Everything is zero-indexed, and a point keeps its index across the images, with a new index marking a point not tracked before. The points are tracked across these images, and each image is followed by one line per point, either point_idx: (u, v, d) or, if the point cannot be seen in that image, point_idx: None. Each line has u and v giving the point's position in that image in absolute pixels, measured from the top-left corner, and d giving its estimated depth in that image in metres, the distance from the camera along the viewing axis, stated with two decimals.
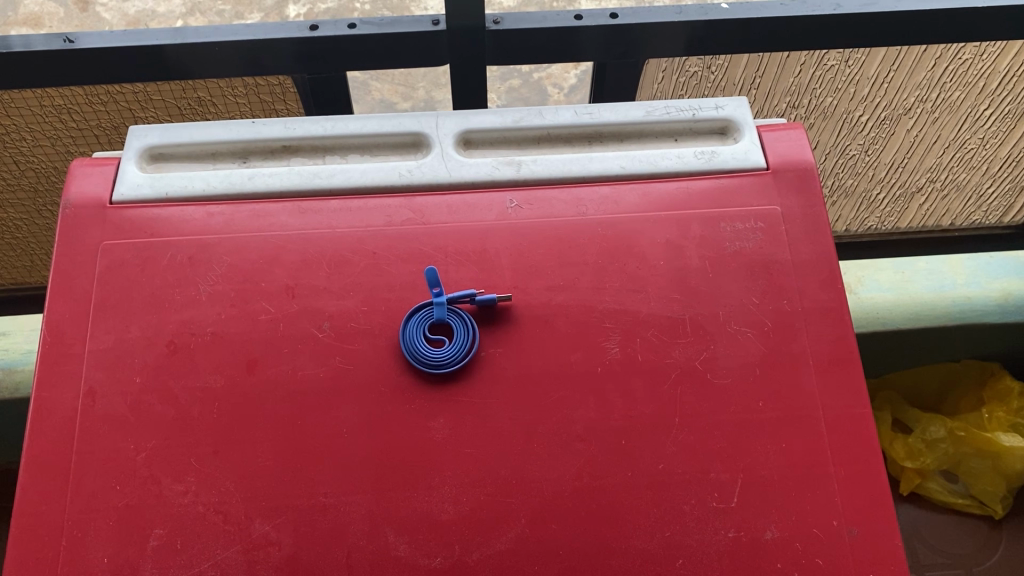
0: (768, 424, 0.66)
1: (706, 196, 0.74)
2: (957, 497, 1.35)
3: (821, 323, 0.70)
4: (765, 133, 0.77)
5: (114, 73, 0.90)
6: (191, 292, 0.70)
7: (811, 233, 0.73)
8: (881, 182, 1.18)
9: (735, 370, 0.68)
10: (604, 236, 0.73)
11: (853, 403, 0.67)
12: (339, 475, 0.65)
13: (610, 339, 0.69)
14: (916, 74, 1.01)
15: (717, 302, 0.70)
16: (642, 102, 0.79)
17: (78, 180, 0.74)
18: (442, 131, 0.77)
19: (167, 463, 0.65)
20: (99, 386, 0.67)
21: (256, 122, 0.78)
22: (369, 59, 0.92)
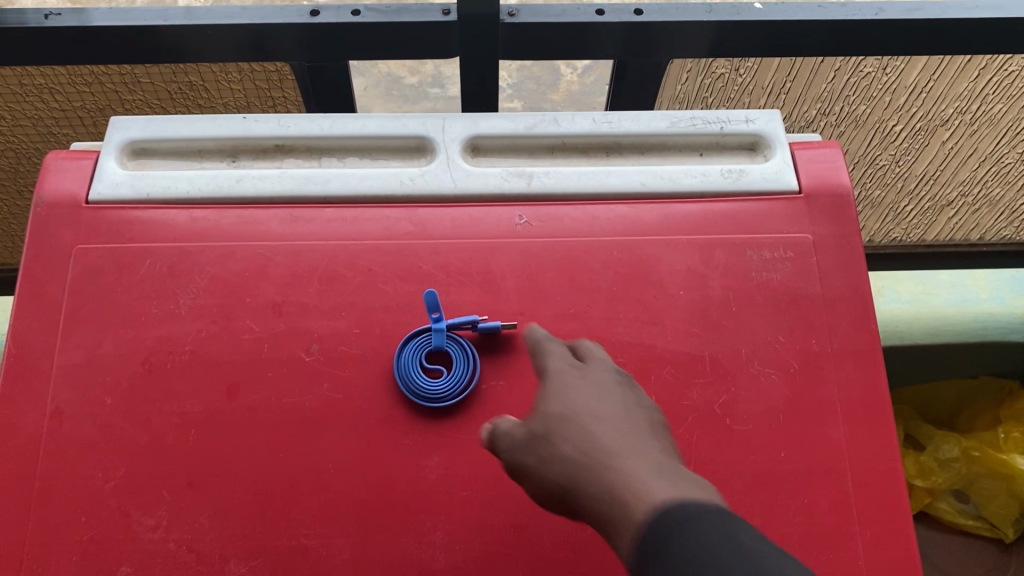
0: (790, 476, 0.61)
1: (731, 221, 0.69)
2: (967, 518, 1.30)
3: (851, 367, 0.64)
4: (798, 151, 0.71)
5: (98, 54, 0.83)
6: (170, 305, 0.65)
7: (843, 265, 0.67)
8: (910, 195, 1.12)
9: (757, 416, 0.62)
10: (619, 260, 0.67)
11: (882, 456, 0.62)
12: (323, 514, 0.60)
13: (622, 376, 0.63)
14: (957, 85, 0.94)
15: (741, 339, 0.65)
16: (665, 112, 0.73)
17: (52, 175, 0.69)
18: (448, 136, 0.72)
19: (137, 495, 0.60)
20: (66, 405, 0.62)
21: (247, 117, 0.72)
22: (374, 49, 0.85)
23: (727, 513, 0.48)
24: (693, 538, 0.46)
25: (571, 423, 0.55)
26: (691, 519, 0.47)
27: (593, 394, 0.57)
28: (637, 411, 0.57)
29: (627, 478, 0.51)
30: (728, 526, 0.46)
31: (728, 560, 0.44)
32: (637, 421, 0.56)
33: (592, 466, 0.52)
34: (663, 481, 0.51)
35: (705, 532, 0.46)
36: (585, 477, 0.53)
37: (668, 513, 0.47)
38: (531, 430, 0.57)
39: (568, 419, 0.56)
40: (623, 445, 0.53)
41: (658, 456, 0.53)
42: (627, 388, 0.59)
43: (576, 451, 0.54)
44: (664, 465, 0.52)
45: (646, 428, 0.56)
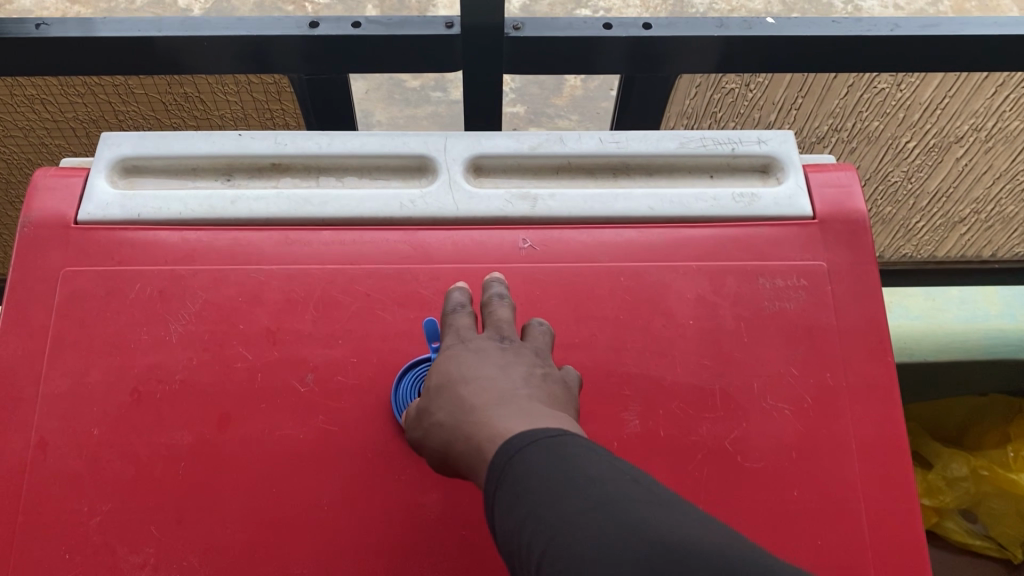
0: (802, 517, 0.59)
1: (743, 247, 0.66)
2: (975, 538, 1.27)
3: (866, 402, 0.62)
4: (812, 175, 0.69)
5: (89, 64, 0.81)
6: (160, 331, 0.62)
7: (859, 295, 0.65)
8: (921, 211, 1.10)
9: (769, 452, 0.60)
10: (626, 287, 0.65)
11: (898, 496, 0.60)
12: (317, 553, 0.57)
13: (629, 409, 0.61)
14: (973, 102, 0.91)
15: (752, 372, 0.62)
16: (674, 132, 0.71)
17: (40, 194, 0.67)
18: (450, 156, 0.69)
19: (124, 531, 0.57)
20: (52, 436, 0.60)
21: (243, 134, 0.70)
22: (375, 62, 0.83)
23: (580, 436, 0.42)
24: (533, 457, 0.40)
25: (449, 389, 0.51)
26: (532, 446, 0.41)
27: (473, 358, 0.52)
28: (525, 365, 0.51)
29: (484, 432, 0.46)
30: (575, 444, 0.41)
31: (560, 471, 0.39)
32: (524, 374, 0.50)
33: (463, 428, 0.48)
34: (521, 421, 0.45)
35: (544, 453, 0.40)
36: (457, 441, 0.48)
37: (509, 450, 0.42)
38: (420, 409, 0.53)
39: (445, 387, 0.51)
40: (485, 401, 0.48)
41: (530, 399, 0.47)
42: (528, 349, 0.53)
43: (450, 416, 0.49)
44: (528, 407, 0.46)
45: (532, 379, 0.50)
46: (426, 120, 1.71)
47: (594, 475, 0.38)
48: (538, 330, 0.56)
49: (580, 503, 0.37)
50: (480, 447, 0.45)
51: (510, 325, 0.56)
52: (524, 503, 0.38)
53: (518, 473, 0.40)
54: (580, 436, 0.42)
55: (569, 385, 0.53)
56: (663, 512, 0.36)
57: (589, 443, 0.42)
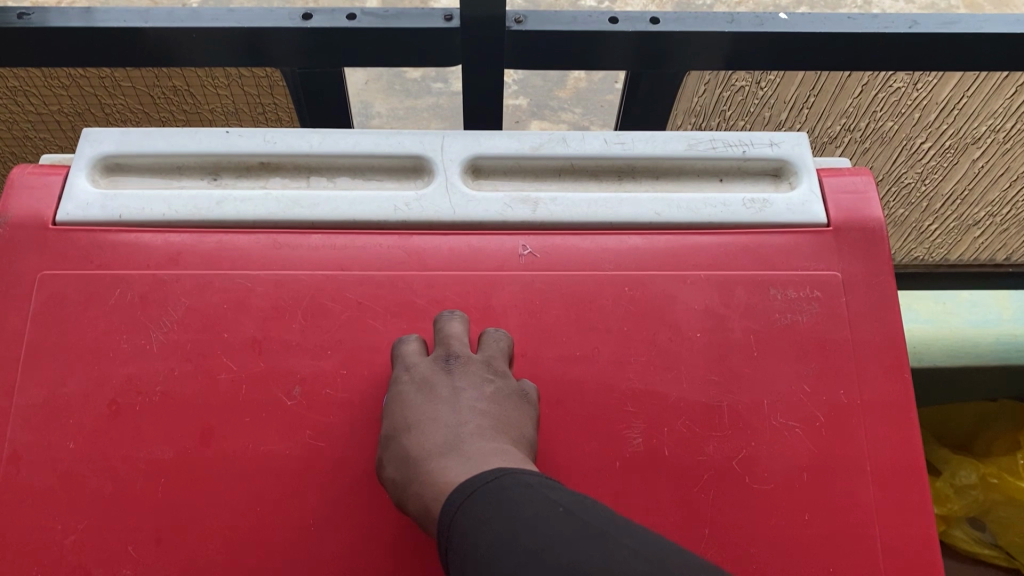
0: (815, 543, 0.56)
1: (753, 256, 0.63)
2: (983, 547, 1.25)
3: (882, 422, 0.59)
4: (827, 180, 0.66)
5: (73, 56, 0.78)
6: (141, 340, 0.59)
7: (875, 307, 0.62)
8: (935, 214, 1.07)
9: (779, 474, 0.57)
10: (631, 298, 0.62)
11: (915, 521, 0.56)
12: None
13: (633, 427, 0.58)
14: (992, 103, 0.88)
15: (763, 388, 0.59)
16: (683, 133, 0.67)
17: (16, 193, 0.63)
18: (447, 156, 0.66)
19: (100, 552, 0.54)
20: (25, 450, 0.57)
21: (231, 132, 0.66)
22: (371, 55, 0.80)
23: (516, 476, 0.44)
24: (476, 510, 0.42)
25: (393, 433, 0.52)
26: (475, 499, 0.43)
27: (414, 392, 0.53)
28: (470, 396, 0.53)
29: (424, 480, 0.48)
30: (509, 486, 0.42)
31: (497, 525, 0.40)
32: (472, 404, 0.52)
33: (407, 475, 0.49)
34: (467, 467, 0.46)
35: (485, 506, 0.42)
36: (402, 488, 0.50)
37: (449, 505, 0.44)
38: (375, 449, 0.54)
39: (391, 432, 0.52)
40: (433, 447, 0.49)
41: (471, 438, 0.49)
42: (478, 365, 0.55)
43: (396, 462, 0.51)
44: (475, 448, 0.48)
45: (478, 409, 0.52)
46: (427, 112, 1.68)
47: (526, 520, 0.40)
48: (496, 334, 0.58)
49: (517, 556, 0.39)
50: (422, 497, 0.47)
51: (461, 340, 0.57)
52: (472, 558, 0.40)
53: (465, 528, 0.42)
54: (517, 475, 0.44)
55: (525, 394, 0.55)
56: (593, 550, 0.38)
57: (527, 480, 0.44)
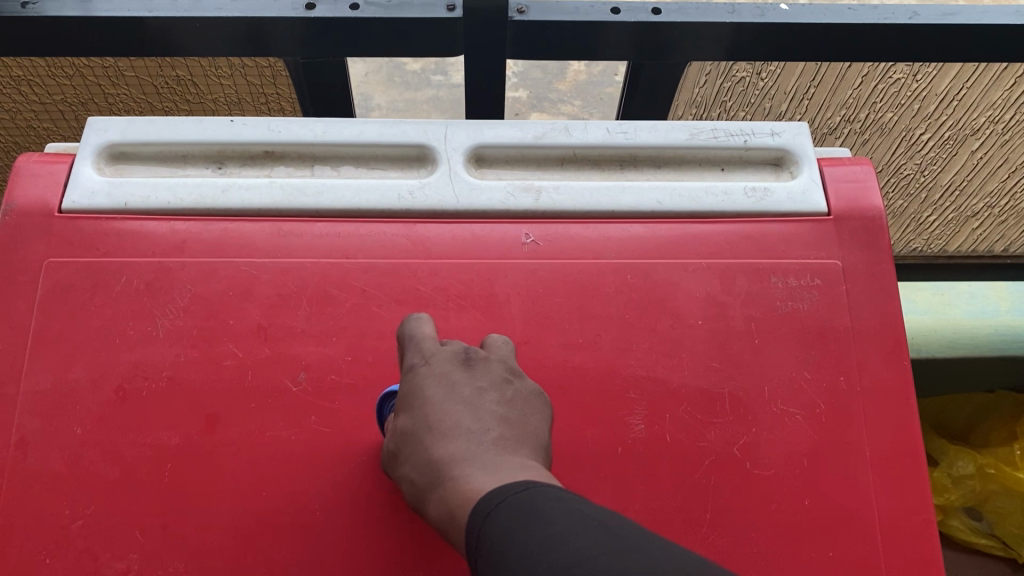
0: (815, 528, 0.56)
1: (754, 244, 0.64)
2: (979, 537, 1.26)
3: (882, 408, 0.59)
4: (827, 169, 0.66)
5: (76, 46, 0.78)
6: (147, 327, 0.60)
7: (875, 295, 0.62)
8: (933, 205, 1.07)
9: (780, 460, 0.58)
10: (633, 285, 0.62)
11: (914, 506, 0.57)
12: (308, 561, 0.55)
13: (635, 413, 0.58)
14: (991, 94, 0.88)
15: (763, 375, 0.60)
16: (685, 122, 0.68)
17: (22, 181, 0.64)
18: (450, 145, 0.66)
19: (107, 536, 0.55)
20: (33, 435, 0.57)
21: (235, 121, 0.67)
22: (373, 45, 0.80)
23: (551, 489, 0.38)
24: (505, 521, 0.37)
25: (407, 432, 0.46)
26: (504, 508, 0.38)
27: (426, 386, 0.47)
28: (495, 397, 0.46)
29: (450, 491, 0.42)
30: (542, 498, 0.37)
31: (527, 533, 0.35)
32: (496, 407, 0.45)
33: (430, 483, 0.44)
34: (493, 480, 0.41)
35: (515, 515, 0.37)
36: (424, 495, 0.44)
37: (476, 515, 0.39)
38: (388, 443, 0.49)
39: (409, 431, 0.46)
40: (459, 457, 0.43)
41: (497, 448, 0.43)
42: (497, 362, 0.48)
43: (415, 465, 0.45)
44: (505, 462, 0.42)
45: (501, 411, 0.45)
46: (426, 104, 1.68)
47: (559, 532, 0.35)
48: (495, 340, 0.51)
49: (547, 569, 0.33)
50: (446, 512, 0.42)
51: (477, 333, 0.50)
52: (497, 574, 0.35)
53: (490, 542, 0.36)
54: (549, 489, 0.38)
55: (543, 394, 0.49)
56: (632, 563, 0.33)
57: (562, 495, 0.38)
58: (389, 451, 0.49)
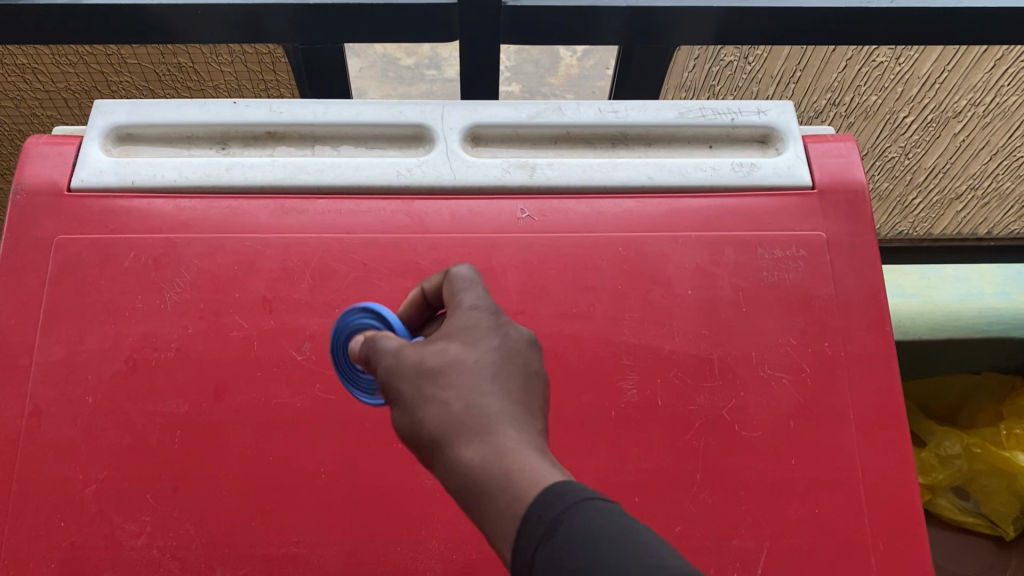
0: (801, 486, 0.58)
1: (742, 217, 0.66)
2: (967, 516, 1.26)
3: (865, 373, 0.62)
4: (812, 145, 0.69)
5: (79, 32, 0.79)
6: (155, 300, 0.62)
7: (858, 265, 0.65)
8: (918, 187, 1.10)
9: (767, 422, 0.60)
10: (625, 258, 0.64)
11: (896, 465, 0.59)
12: (313, 522, 0.57)
13: (628, 379, 0.60)
14: (972, 77, 0.91)
15: (751, 341, 0.62)
16: (674, 101, 0.70)
17: (32, 161, 0.66)
18: (447, 125, 0.69)
19: (120, 499, 0.57)
20: (46, 404, 0.59)
21: (238, 102, 0.69)
22: (370, 30, 0.82)
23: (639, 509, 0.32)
24: (596, 521, 0.30)
25: (458, 355, 0.36)
26: (588, 507, 0.31)
27: (497, 332, 0.37)
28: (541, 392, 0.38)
29: (499, 455, 0.33)
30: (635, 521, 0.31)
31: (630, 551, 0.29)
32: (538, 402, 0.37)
33: (476, 426, 0.34)
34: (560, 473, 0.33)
35: (598, 524, 0.30)
36: (454, 431, 0.34)
37: (553, 506, 0.31)
38: (403, 360, 0.37)
39: (447, 366, 0.36)
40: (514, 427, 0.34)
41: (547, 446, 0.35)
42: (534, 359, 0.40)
43: (457, 393, 0.35)
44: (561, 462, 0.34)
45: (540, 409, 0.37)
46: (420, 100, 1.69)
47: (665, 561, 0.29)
48: None
49: None
50: (502, 464, 0.33)
51: None
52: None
53: (570, 539, 0.30)
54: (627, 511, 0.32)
55: None
56: None
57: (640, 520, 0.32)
58: (397, 368, 0.37)
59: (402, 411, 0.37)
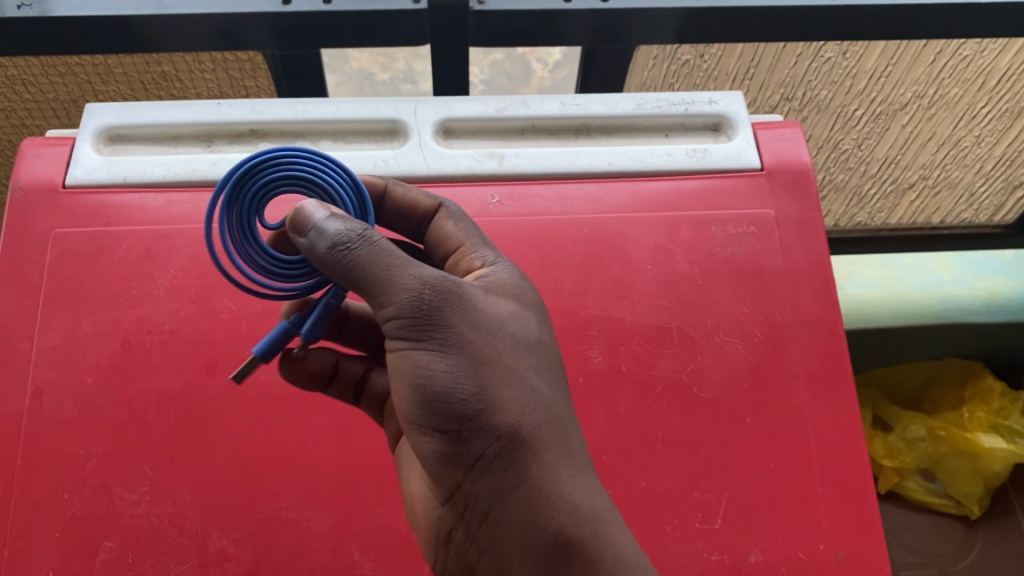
0: (755, 442, 0.63)
1: (696, 198, 0.71)
2: (934, 496, 1.21)
3: (813, 337, 0.66)
4: (761, 131, 0.73)
5: (69, 44, 0.83)
6: (148, 286, 0.66)
7: (804, 240, 0.70)
8: (872, 178, 1.15)
9: (723, 383, 0.64)
10: (589, 237, 0.69)
11: (843, 421, 0.64)
12: (302, 487, 0.61)
13: (593, 348, 0.65)
14: (914, 70, 0.97)
15: (706, 311, 0.67)
16: (632, 94, 0.75)
17: (28, 161, 0.70)
18: (420, 119, 0.73)
19: (120, 471, 0.61)
20: (47, 385, 0.63)
21: (222, 103, 0.73)
22: (344, 36, 0.86)
23: None
24: None
25: (537, 364, 0.50)
26: None
27: (548, 348, 0.52)
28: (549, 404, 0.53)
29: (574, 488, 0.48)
30: None
31: None
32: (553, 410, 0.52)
33: (554, 435, 0.49)
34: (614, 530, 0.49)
35: None
36: (540, 434, 0.48)
37: None
38: (490, 332, 0.49)
39: (526, 359, 0.49)
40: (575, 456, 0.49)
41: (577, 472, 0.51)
42: None
43: (537, 393, 0.49)
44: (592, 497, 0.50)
45: None
46: None
47: None
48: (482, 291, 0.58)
49: None
50: (601, 518, 0.48)
51: None
52: None
53: None
54: None
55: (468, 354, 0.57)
56: None
57: None
58: (481, 336, 0.48)
59: (468, 367, 0.47)
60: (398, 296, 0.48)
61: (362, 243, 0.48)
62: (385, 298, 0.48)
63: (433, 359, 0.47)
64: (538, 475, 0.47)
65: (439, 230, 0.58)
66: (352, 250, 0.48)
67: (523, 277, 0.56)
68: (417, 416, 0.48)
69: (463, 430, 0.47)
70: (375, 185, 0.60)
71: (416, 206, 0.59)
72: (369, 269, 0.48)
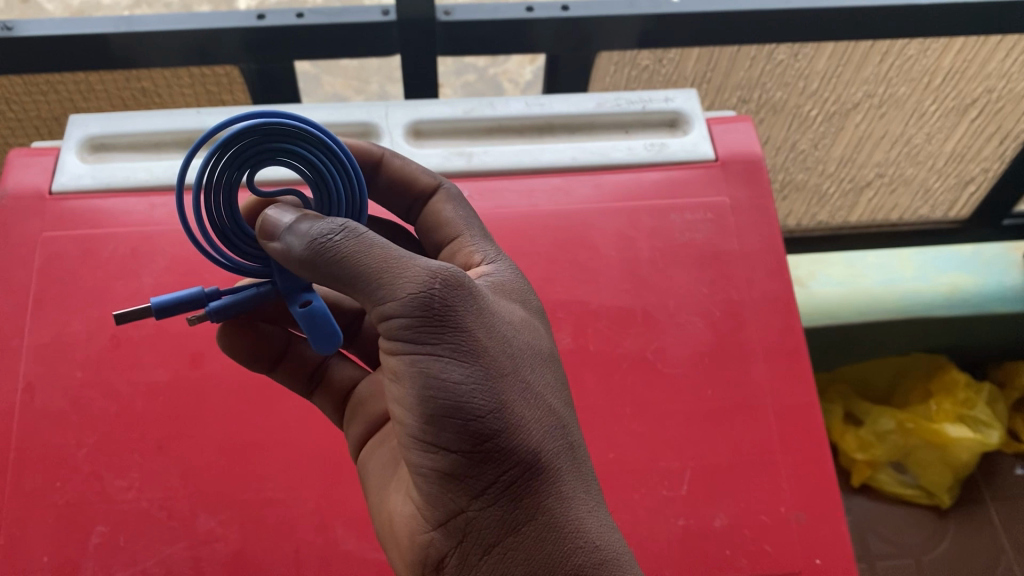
0: (718, 413, 0.66)
1: (655, 188, 0.75)
2: (906, 488, 1.24)
3: (769, 314, 0.70)
4: (715, 126, 0.78)
5: (51, 63, 0.86)
6: (135, 284, 0.69)
7: (757, 224, 0.74)
8: (830, 177, 1.20)
9: (685, 359, 0.68)
10: (555, 227, 0.73)
11: (799, 391, 0.68)
12: (287, 469, 0.64)
13: (561, 330, 0.68)
14: (863, 70, 1.02)
15: (667, 293, 0.71)
16: (592, 94, 0.79)
17: (15, 171, 0.73)
18: (391, 122, 0.77)
19: (110, 459, 0.63)
20: (37, 380, 0.65)
21: (202, 111, 0.77)
22: (317, 49, 0.90)
23: None
24: None
25: (545, 379, 0.51)
26: None
27: (554, 362, 0.53)
28: None
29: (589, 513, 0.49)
30: None
31: None
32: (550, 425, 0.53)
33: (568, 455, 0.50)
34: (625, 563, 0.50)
35: None
36: (555, 455, 0.49)
37: None
38: (506, 342, 0.49)
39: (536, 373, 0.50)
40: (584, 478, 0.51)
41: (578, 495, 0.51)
42: None
43: (549, 409, 0.50)
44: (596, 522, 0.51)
45: None
46: None
47: None
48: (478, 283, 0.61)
49: None
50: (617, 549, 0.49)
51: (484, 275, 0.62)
52: None
53: None
54: None
55: None
56: None
57: None
58: (495, 348, 0.48)
59: (485, 380, 0.47)
60: (406, 291, 0.46)
61: (358, 243, 0.47)
62: (388, 294, 0.46)
63: (445, 367, 0.46)
64: (553, 494, 0.48)
65: (436, 214, 0.61)
66: (339, 244, 0.47)
67: (517, 271, 0.58)
68: (426, 423, 0.47)
69: (478, 448, 0.47)
70: (372, 153, 0.62)
71: (416, 182, 0.62)
72: (367, 265, 0.46)
